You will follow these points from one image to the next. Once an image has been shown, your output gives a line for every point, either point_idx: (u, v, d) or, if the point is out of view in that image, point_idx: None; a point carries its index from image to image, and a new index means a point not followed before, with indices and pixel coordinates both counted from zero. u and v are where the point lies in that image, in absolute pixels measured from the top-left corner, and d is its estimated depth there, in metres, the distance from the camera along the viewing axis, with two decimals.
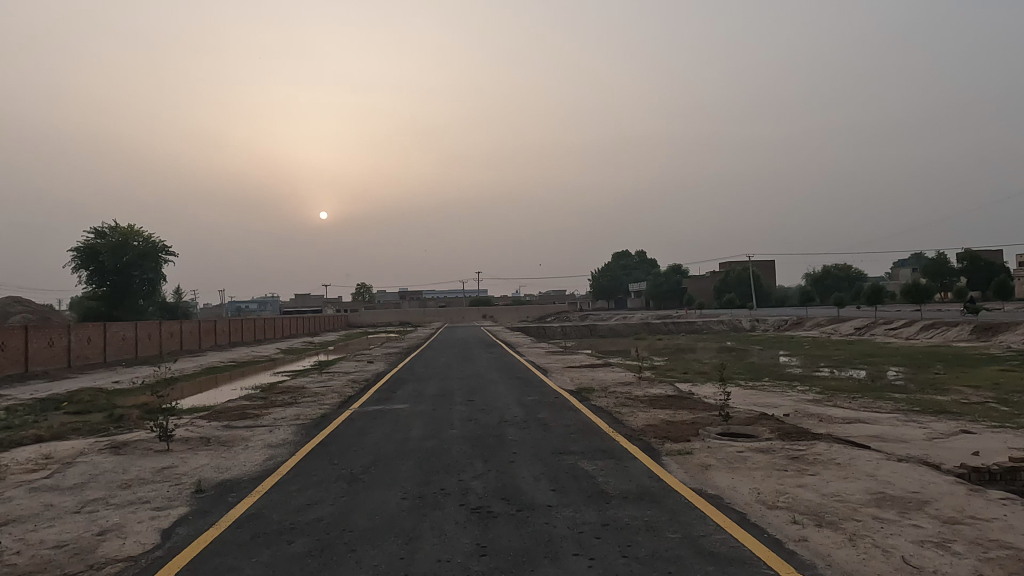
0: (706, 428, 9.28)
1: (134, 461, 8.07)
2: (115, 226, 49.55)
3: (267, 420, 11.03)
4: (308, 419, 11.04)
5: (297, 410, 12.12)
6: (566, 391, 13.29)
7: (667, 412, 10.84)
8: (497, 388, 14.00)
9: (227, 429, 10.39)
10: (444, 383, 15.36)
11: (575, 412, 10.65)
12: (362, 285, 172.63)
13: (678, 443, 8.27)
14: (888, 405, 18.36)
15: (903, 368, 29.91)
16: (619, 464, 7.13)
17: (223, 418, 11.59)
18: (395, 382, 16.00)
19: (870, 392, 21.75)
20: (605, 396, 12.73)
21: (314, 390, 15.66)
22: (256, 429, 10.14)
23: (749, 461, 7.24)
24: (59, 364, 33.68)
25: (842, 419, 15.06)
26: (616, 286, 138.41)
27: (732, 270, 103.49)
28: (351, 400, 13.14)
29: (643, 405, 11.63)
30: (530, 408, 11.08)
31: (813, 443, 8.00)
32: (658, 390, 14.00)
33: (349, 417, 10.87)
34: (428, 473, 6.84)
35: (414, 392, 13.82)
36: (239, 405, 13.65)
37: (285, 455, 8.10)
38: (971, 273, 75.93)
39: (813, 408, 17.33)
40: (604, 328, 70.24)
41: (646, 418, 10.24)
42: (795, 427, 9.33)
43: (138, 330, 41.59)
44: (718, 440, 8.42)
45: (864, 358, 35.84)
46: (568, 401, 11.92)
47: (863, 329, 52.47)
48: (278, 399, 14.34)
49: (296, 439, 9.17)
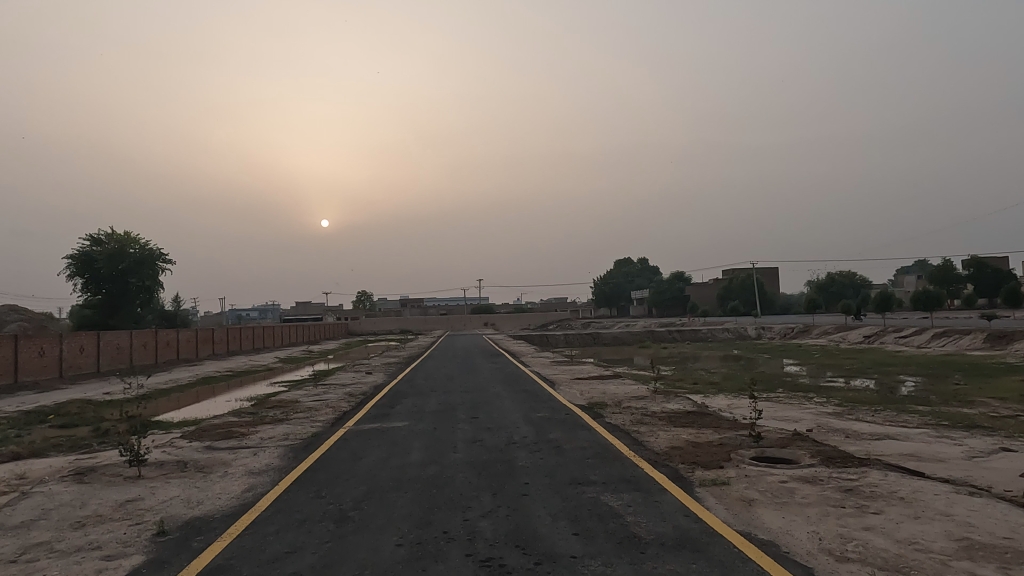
0: (738, 452, 8.35)
1: (95, 493, 7.13)
2: (111, 234, 48.68)
3: (254, 441, 10.09)
4: (297, 439, 10.12)
5: (287, 429, 11.16)
6: (578, 407, 12.36)
7: (690, 431, 9.92)
8: (502, 404, 13.07)
9: (208, 451, 9.45)
10: (446, 398, 14.37)
11: (588, 431, 9.72)
12: (363, 292, 171.99)
13: (710, 471, 7.35)
14: (914, 418, 17.39)
15: (920, 378, 28.97)
16: (649, 499, 6.19)
17: (205, 437, 10.67)
18: (393, 396, 15.03)
19: (891, 404, 20.80)
20: (620, 412, 11.80)
21: (308, 405, 14.69)
22: (239, 452, 9.21)
23: (796, 494, 6.32)
24: (51, 374, 32.76)
25: (870, 437, 14.05)
26: (619, 293, 137.60)
27: (735, 277, 102.52)
28: (346, 417, 12.23)
29: (663, 423, 10.68)
30: (540, 427, 10.14)
31: (864, 471, 7.05)
32: (676, 405, 13.04)
33: (342, 438, 9.91)
34: (430, 510, 5.91)
35: (413, 408, 12.86)
36: (225, 421, 12.69)
37: (266, 486, 7.15)
38: (977, 279, 75.07)
39: (836, 423, 16.36)
40: (607, 335, 69.31)
41: (669, 438, 9.32)
42: (837, 451, 8.39)
43: (133, 339, 40.68)
44: (753, 466, 7.51)
45: (878, 368, 34.79)
46: (580, 418, 11.01)
47: (872, 337, 51.46)
48: (268, 415, 13.41)
49: (283, 464, 8.23)
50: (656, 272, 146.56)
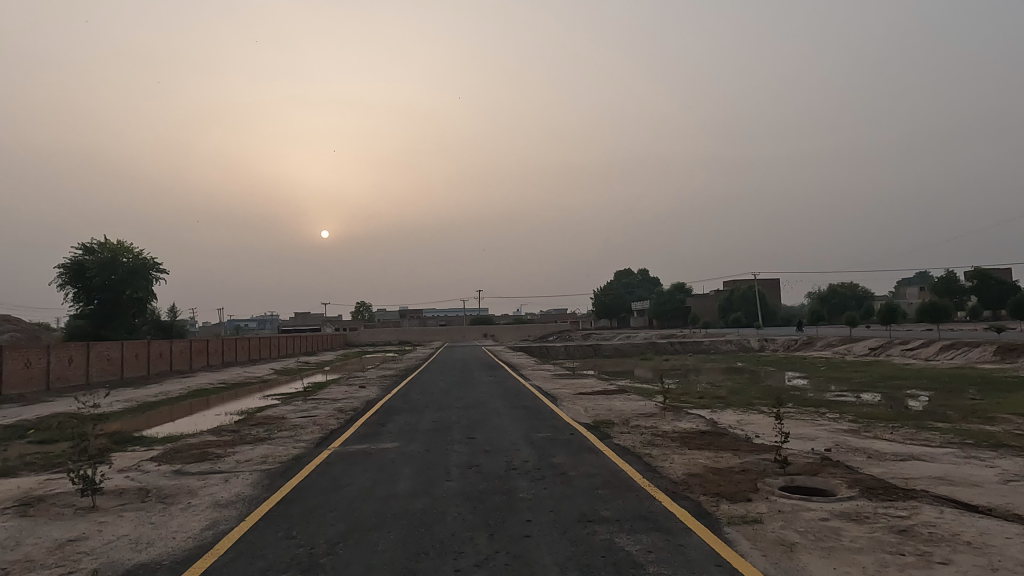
0: (765, 481, 7.46)
1: (35, 530, 6.24)
2: (104, 243, 47.82)
3: (228, 465, 9.19)
4: (276, 462, 9.24)
5: (267, 450, 10.29)
6: (583, 426, 11.44)
7: (707, 455, 9.05)
8: (501, 422, 12.19)
9: (175, 477, 8.54)
10: (441, 415, 13.51)
11: (597, 455, 8.84)
12: (362, 303, 170.97)
13: (736, 505, 6.45)
14: (936, 436, 16.45)
15: (933, 393, 28.02)
16: (671, 542, 5.31)
17: (177, 459, 9.78)
18: (385, 413, 14.11)
19: (907, 420, 19.84)
20: (628, 432, 10.89)
21: (294, 422, 13.77)
22: (209, 478, 8.33)
23: (843, 536, 5.45)
24: (37, 387, 31.79)
25: (894, 458, 13.15)
26: (619, 304, 136.83)
27: (738, 289, 101.65)
28: (332, 436, 11.33)
29: (675, 445, 9.80)
30: (542, 450, 9.26)
31: (916, 508, 6.15)
32: (688, 424, 12.10)
33: (324, 462, 9.00)
34: (415, 556, 5.02)
35: (405, 427, 11.94)
36: (201, 441, 11.78)
37: (230, 522, 6.25)
38: (981, 290, 74.57)
39: (854, 441, 15.44)
40: (608, 347, 68.26)
41: (685, 463, 8.46)
42: (876, 480, 7.50)
43: (124, 349, 39.74)
44: (785, 499, 6.64)
45: (888, 382, 33.84)
46: (586, 439, 10.12)
47: (878, 349, 50.55)
48: (250, 433, 12.51)
49: (255, 494, 7.35)
50: (657, 283, 145.89)
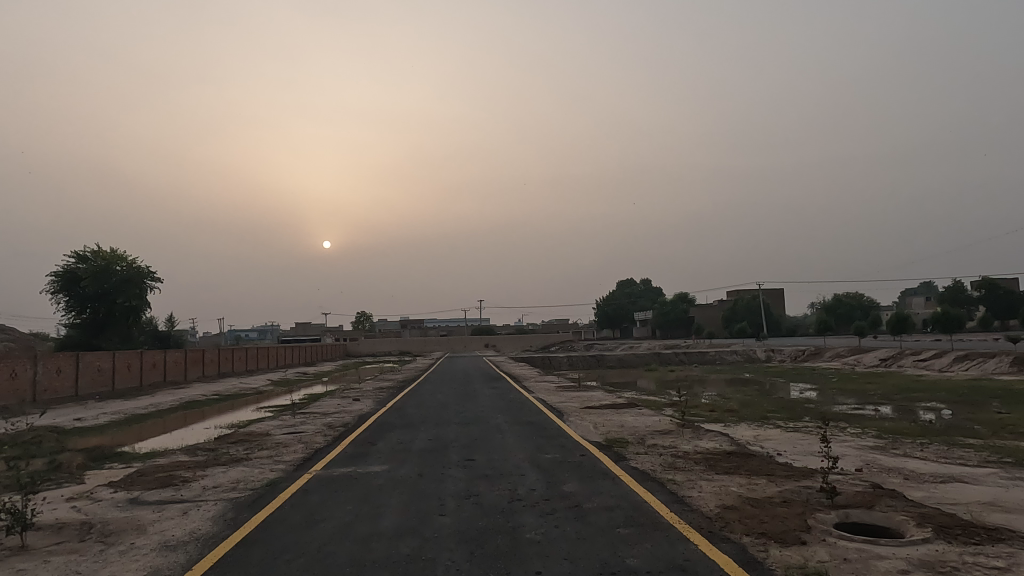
0: (818, 517, 6.31)
1: None
2: (97, 251, 46.92)
3: (192, 492, 8.05)
4: (249, 488, 8.13)
5: (241, 473, 9.15)
6: (594, 445, 10.31)
7: (739, 482, 7.90)
8: (503, 441, 11.04)
9: (129, 508, 7.42)
10: (438, 432, 12.40)
11: (614, 482, 7.69)
12: (362, 313, 169.93)
13: (791, 551, 5.29)
14: (971, 454, 15.23)
15: (953, 406, 26.79)
16: None
17: (137, 486, 8.63)
18: (377, 429, 12.98)
19: (936, 436, 18.59)
20: (645, 452, 9.76)
21: (279, 439, 12.64)
22: (167, 510, 7.19)
23: None
24: (23, 398, 30.57)
25: (935, 480, 11.97)
26: (622, 313, 135.87)
27: (742, 298, 100.67)
28: (316, 457, 10.22)
29: (700, 469, 8.68)
30: (551, 475, 8.13)
31: (1012, 558, 5.01)
32: (710, 443, 10.95)
33: (301, 490, 7.86)
34: None
35: (397, 446, 10.82)
36: (172, 461, 10.66)
37: (175, 570, 5.12)
38: (989, 300, 73.86)
39: (883, 460, 14.26)
40: (612, 358, 66.98)
41: (716, 492, 7.31)
42: (946, 516, 6.35)
43: (116, 360, 38.61)
44: (846, 542, 5.50)
45: (904, 393, 32.58)
46: (599, 461, 8.98)
47: (889, 360, 49.34)
48: (228, 452, 11.40)
49: (213, 532, 6.20)
50: (659, 293, 145.06)
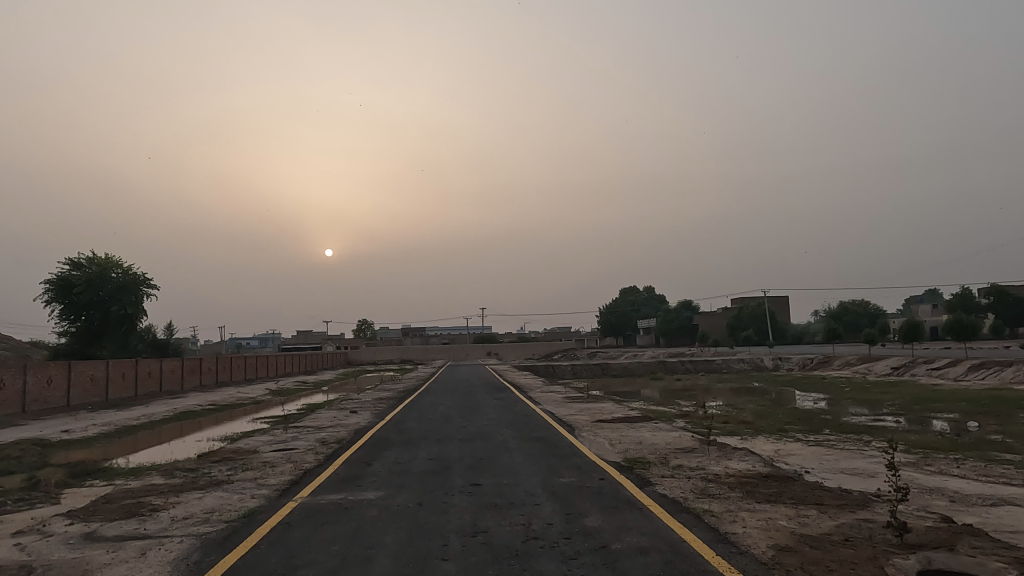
0: (900, 563, 5.22)
1: None
2: (92, 257, 45.94)
3: (159, 525, 7.01)
4: (223, 520, 7.07)
5: (217, 501, 8.10)
6: (613, 466, 9.26)
7: (787, 513, 6.84)
8: (513, 462, 10.02)
9: (82, 545, 6.40)
10: (440, 450, 11.34)
11: (644, 516, 6.61)
12: (364, 321, 168.89)
13: None
14: (1013, 472, 14.10)
15: (977, 417, 25.61)
16: None
17: (98, 517, 7.58)
18: (374, 447, 11.92)
19: (969, 451, 17.46)
20: (671, 475, 8.71)
21: (268, 458, 11.60)
22: (121, 550, 6.12)
23: None
24: (12, 409, 29.48)
25: (985, 502, 10.89)
26: (625, 321, 134.76)
27: (746, 306, 99.47)
28: (304, 480, 9.18)
29: (737, 497, 7.62)
30: (569, 504, 7.11)
31: None
32: (742, 464, 9.88)
33: (283, 523, 6.83)
34: None
35: (394, 467, 9.76)
36: (145, 485, 9.61)
37: None
38: (999, 308, 72.82)
39: (923, 480, 13.09)
40: (618, 366, 65.79)
41: (764, 528, 6.28)
42: None
43: (110, 369, 37.55)
44: None
45: (922, 404, 31.43)
46: (622, 488, 7.92)
47: (901, 368, 48.13)
48: (210, 473, 10.35)
49: None
50: (662, 301, 144.05)
